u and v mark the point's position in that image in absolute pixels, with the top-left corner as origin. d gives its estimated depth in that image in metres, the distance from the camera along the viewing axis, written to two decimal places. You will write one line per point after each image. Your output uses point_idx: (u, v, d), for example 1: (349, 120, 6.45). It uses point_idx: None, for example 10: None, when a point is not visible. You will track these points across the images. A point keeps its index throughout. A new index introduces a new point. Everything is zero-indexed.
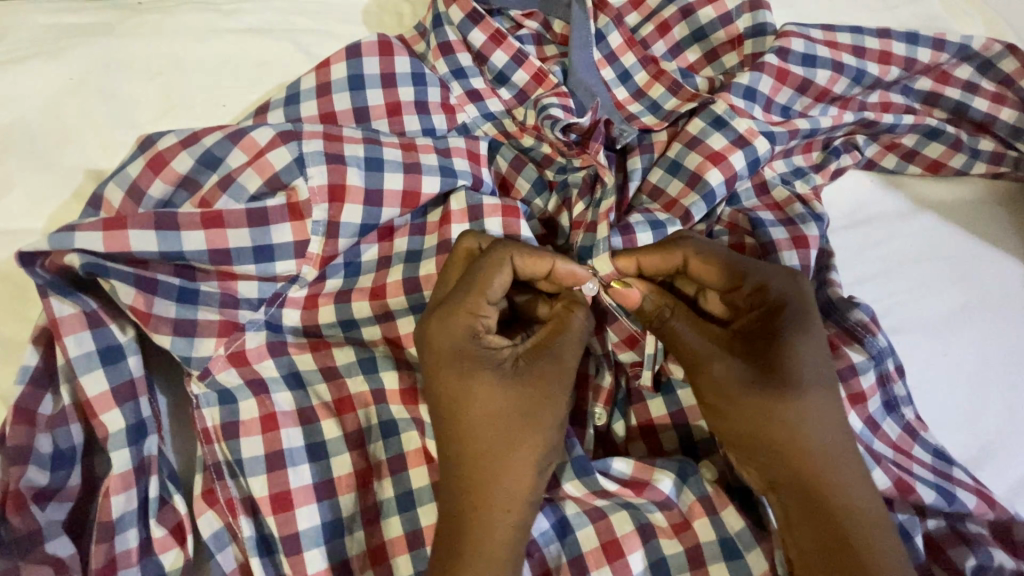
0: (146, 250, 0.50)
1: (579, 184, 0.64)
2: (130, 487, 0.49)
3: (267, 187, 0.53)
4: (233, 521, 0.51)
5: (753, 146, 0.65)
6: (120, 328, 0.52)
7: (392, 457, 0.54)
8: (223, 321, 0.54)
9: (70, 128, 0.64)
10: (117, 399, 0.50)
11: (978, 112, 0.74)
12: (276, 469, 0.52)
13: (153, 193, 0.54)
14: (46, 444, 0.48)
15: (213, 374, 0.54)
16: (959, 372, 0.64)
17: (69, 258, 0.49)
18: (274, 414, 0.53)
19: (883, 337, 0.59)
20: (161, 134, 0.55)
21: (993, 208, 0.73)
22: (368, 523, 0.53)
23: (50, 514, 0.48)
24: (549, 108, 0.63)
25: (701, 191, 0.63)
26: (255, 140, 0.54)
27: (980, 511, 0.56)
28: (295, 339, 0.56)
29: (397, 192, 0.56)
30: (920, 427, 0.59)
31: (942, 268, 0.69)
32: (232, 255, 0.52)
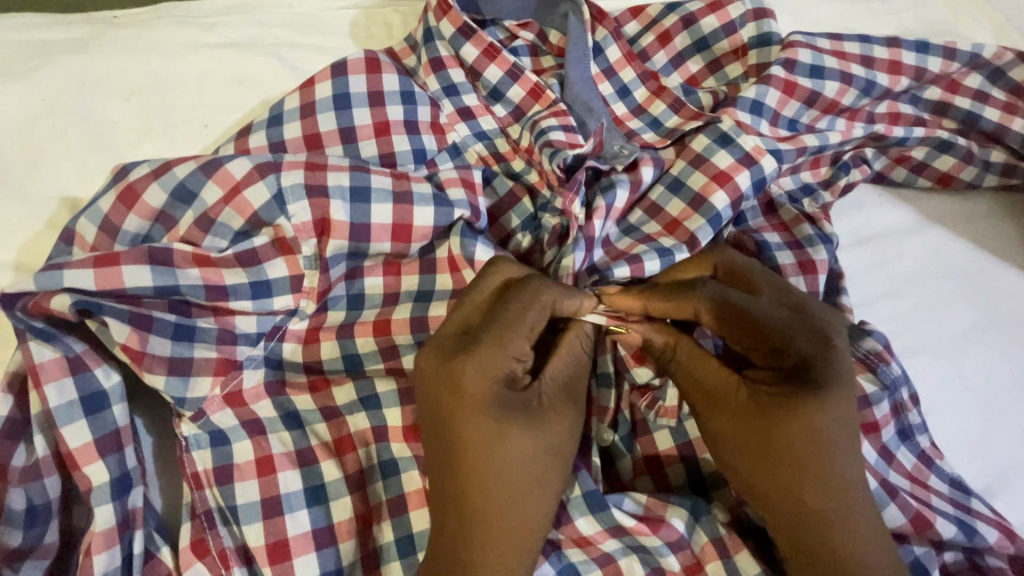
0: (143, 285, 0.47)
1: (549, 231, 0.60)
2: (113, 545, 0.46)
3: (250, 225, 0.50)
4: (225, 573, 0.48)
5: (759, 165, 0.62)
6: (104, 372, 0.48)
7: (391, 498, 0.51)
8: (222, 359, 0.50)
9: (42, 153, 0.60)
10: (100, 450, 0.46)
11: (989, 122, 0.72)
12: (273, 516, 0.49)
13: (129, 227, 0.51)
14: (18, 500, 0.44)
15: (207, 415, 0.50)
16: (975, 394, 0.62)
17: (58, 301, 0.45)
18: (269, 457, 0.50)
19: (897, 365, 0.56)
20: (134, 164, 0.52)
21: (1002, 222, 0.71)
22: (368, 570, 0.50)
23: (26, 574, 0.45)
24: (549, 132, 0.61)
25: (706, 214, 0.60)
26: (230, 173, 0.50)
27: (1001, 545, 0.53)
28: (294, 377, 0.52)
29: (386, 225, 0.52)
30: (935, 455, 0.57)
31: (953, 286, 0.67)
32: (228, 292, 0.50)
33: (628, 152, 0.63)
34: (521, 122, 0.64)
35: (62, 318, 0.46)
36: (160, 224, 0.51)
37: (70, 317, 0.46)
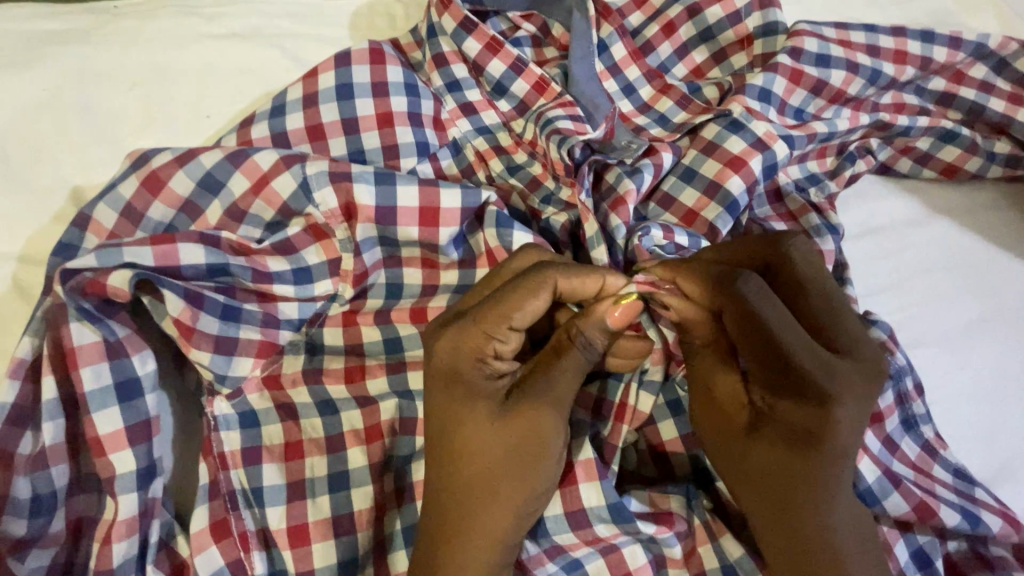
0: (196, 263, 0.48)
1: (558, 227, 0.59)
2: (132, 534, 0.46)
3: (281, 214, 0.51)
4: (246, 556, 0.48)
5: (772, 150, 0.62)
6: (141, 360, 0.48)
7: (404, 487, 0.51)
8: (263, 341, 0.51)
9: (46, 146, 0.60)
10: (130, 439, 0.47)
11: (995, 113, 0.71)
12: (296, 500, 0.49)
13: (153, 215, 0.51)
14: (24, 489, 0.45)
15: (244, 395, 0.51)
16: (981, 385, 0.62)
17: (114, 276, 0.46)
18: (299, 442, 0.51)
19: (902, 355, 0.57)
20: (156, 151, 0.52)
21: (1008, 212, 0.71)
22: (379, 559, 0.50)
23: (31, 564, 0.45)
24: (555, 121, 0.61)
25: (723, 201, 0.61)
26: (256, 163, 0.51)
27: (1004, 533, 0.53)
28: (331, 364, 0.52)
29: (414, 209, 0.52)
30: (940, 445, 0.57)
31: (960, 278, 0.67)
32: (273, 276, 0.50)
33: (635, 146, 0.62)
34: (526, 116, 0.64)
35: (110, 296, 0.46)
36: (185, 212, 0.51)
37: (121, 295, 0.46)
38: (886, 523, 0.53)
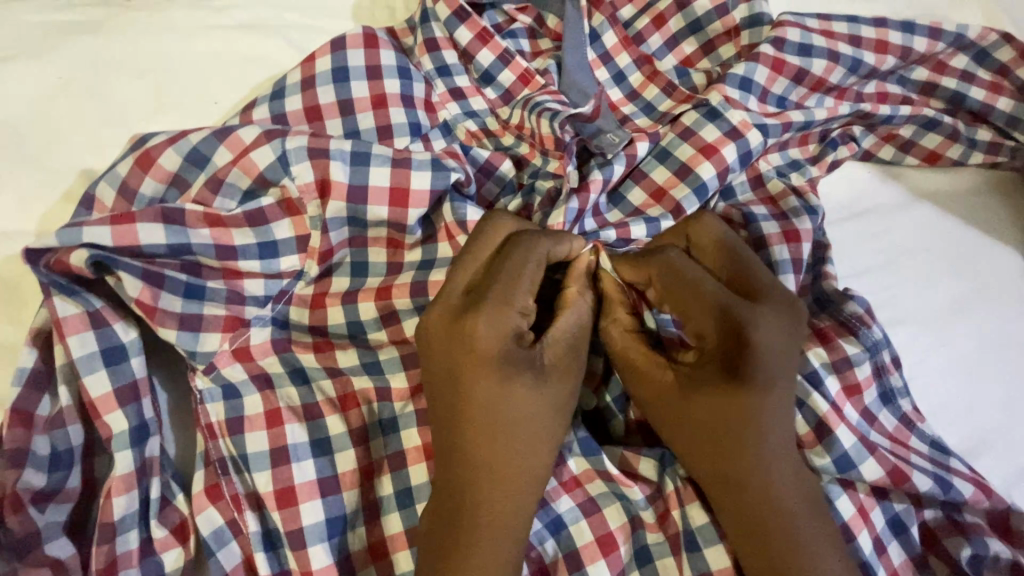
0: (156, 242, 0.50)
1: (542, 194, 0.64)
2: (131, 489, 0.48)
3: (257, 184, 0.53)
4: (239, 515, 0.49)
5: (746, 138, 0.65)
6: (123, 328, 0.50)
7: (392, 454, 0.53)
8: (229, 317, 0.53)
9: (60, 129, 0.63)
10: (119, 401, 0.48)
11: (975, 102, 0.74)
12: (280, 465, 0.50)
13: (145, 191, 0.54)
14: (43, 446, 0.47)
15: (218, 369, 0.52)
16: (958, 361, 0.64)
17: (74, 256, 0.48)
18: (277, 410, 0.52)
19: (879, 329, 0.59)
20: (152, 134, 0.55)
21: (988, 197, 0.74)
22: (369, 518, 0.52)
23: (50, 516, 0.46)
24: (544, 103, 0.64)
25: (692, 184, 0.64)
26: (241, 138, 0.53)
27: (976, 500, 0.54)
28: (299, 336, 0.55)
29: (383, 188, 0.54)
30: (917, 418, 0.59)
31: (938, 260, 0.69)
32: (238, 251, 0.52)
33: (620, 138, 0.65)
34: (511, 104, 0.67)
35: (77, 275, 0.48)
36: (173, 186, 0.54)
37: (86, 273, 0.48)
38: (862, 489, 0.55)
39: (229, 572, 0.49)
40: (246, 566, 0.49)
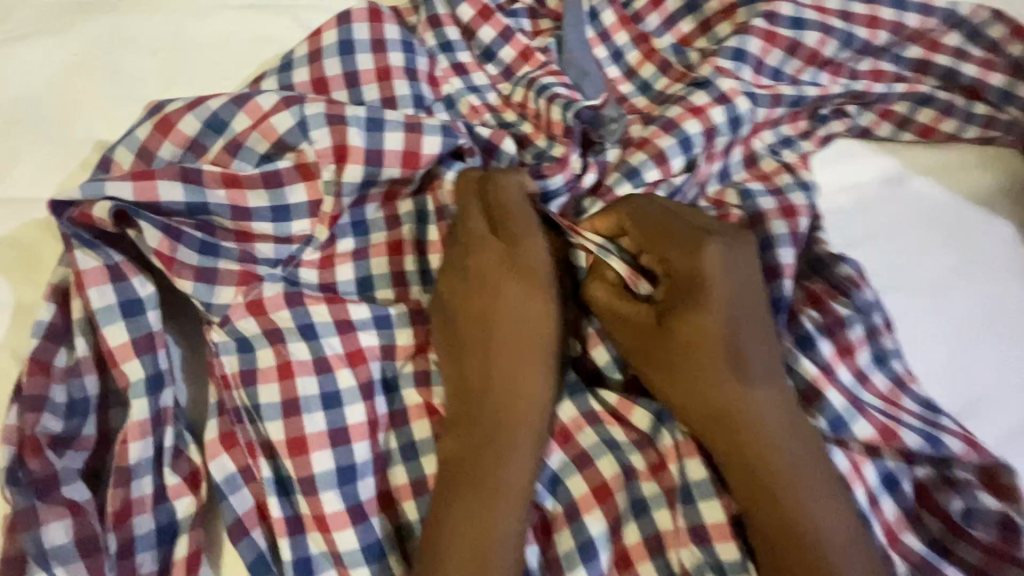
0: (175, 198, 0.52)
1: (552, 172, 0.64)
2: (146, 436, 0.49)
3: (275, 149, 0.56)
4: (253, 462, 0.50)
5: (734, 103, 0.68)
6: (140, 282, 0.51)
7: (394, 411, 0.54)
8: (244, 271, 0.54)
9: (75, 101, 0.65)
10: (136, 350, 0.49)
11: (968, 78, 0.75)
12: (292, 415, 0.52)
13: (164, 154, 0.55)
14: (60, 393, 0.48)
15: (232, 322, 0.54)
16: (955, 327, 0.64)
17: (99, 207, 0.50)
18: (289, 362, 0.53)
19: (869, 293, 0.61)
20: (170, 100, 0.57)
21: (982, 173, 0.74)
22: (377, 472, 0.52)
23: (68, 461, 0.47)
24: (551, 87, 0.67)
25: (676, 135, 0.66)
26: (259, 104, 0.55)
27: (967, 456, 0.55)
28: (311, 291, 0.56)
29: (397, 152, 0.56)
30: (909, 379, 0.60)
31: (933, 230, 0.70)
32: (251, 213, 0.54)
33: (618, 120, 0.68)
34: (512, 80, 0.70)
35: (101, 225, 0.51)
36: (190, 151, 0.56)
37: (110, 224, 0.51)
38: (855, 447, 0.57)
39: (242, 514, 0.49)
40: (257, 512, 0.50)
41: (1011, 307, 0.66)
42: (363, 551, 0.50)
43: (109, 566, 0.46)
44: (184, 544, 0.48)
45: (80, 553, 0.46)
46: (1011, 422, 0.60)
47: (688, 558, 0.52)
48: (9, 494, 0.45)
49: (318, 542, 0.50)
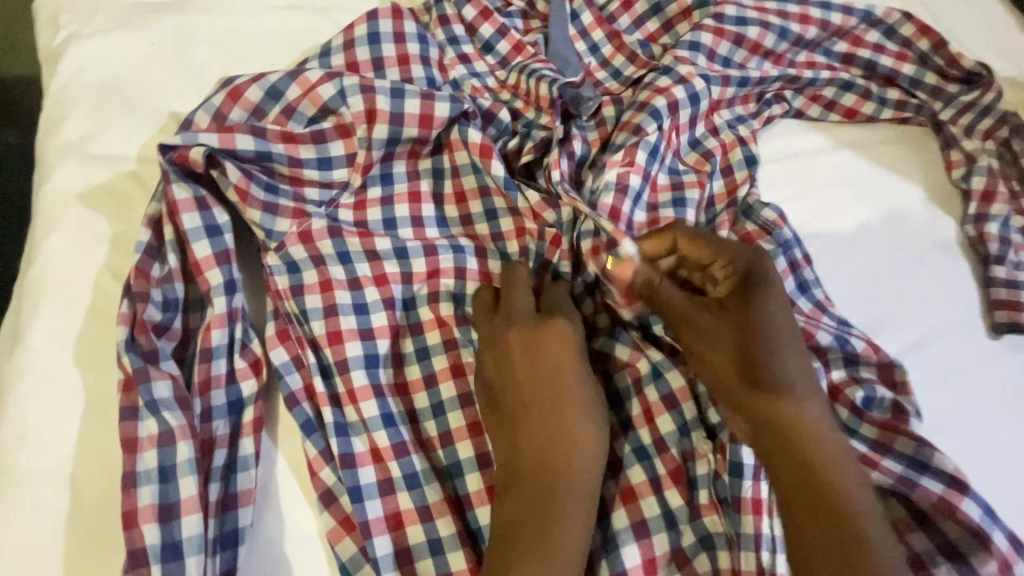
0: (248, 148, 0.66)
1: (536, 140, 0.79)
2: (224, 326, 0.63)
3: (320, 112, 0.71)
4: (301, 351, 0.65)
5: (691, 84, 0.82)
6: (219, 212, 0.66)
7: (412, 323, 0.68)
8: (296, 208, 0.69)
9: (153, 82, 0.80)
10: (216, 261, 0.64)
11: (885, 67, 0.91)
12: (331, 317, 0.66)
13: (233, 117, 0.71)
14: (157, 295, 0.62)
15: (287, 248, 0.68)
16: (865, 266, 0.79)
17: (193, 151, 0.64)
18: (329, 280, 0.67)
19: (789, 231, 0.75)
20: (238, 75, 0.72)
21: (899, 147, 0.89)
22: (394, 364, 0.67)
23: (164, 343, 0.62)
24: (539, 70, 0.81)
25: (648, 112, 0.79)
26: (308, 78, 0.71)
27: (866, 353, 0.69)
28: (349, 227, 0.71)
29: (415, 116, 0.72)
30: (828, 303, 0.73)
31: (852, 190, 0.85)
32: (303, 162, 0.69)
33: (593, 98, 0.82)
34: (507, 68, 0.85)
35: (192, 165, 0.65)
36: (253, 114, 0.71)
37: (199, 165, 0.65)
38: None
39: (295, 390, 0.63)
40: (306, 391, 0.64)
41: (914, 251, 0.81)
42: (381, 418, 0.63)
43: (196, 421, 0.60)
44: (249, 412, 0.62)
45: (178, 405, 0.59)
46: (908, 337, 0.75)
47: (661, 429, 0.66)
48: (124, 357, 0.58)
49: (352, 414, 0.63)
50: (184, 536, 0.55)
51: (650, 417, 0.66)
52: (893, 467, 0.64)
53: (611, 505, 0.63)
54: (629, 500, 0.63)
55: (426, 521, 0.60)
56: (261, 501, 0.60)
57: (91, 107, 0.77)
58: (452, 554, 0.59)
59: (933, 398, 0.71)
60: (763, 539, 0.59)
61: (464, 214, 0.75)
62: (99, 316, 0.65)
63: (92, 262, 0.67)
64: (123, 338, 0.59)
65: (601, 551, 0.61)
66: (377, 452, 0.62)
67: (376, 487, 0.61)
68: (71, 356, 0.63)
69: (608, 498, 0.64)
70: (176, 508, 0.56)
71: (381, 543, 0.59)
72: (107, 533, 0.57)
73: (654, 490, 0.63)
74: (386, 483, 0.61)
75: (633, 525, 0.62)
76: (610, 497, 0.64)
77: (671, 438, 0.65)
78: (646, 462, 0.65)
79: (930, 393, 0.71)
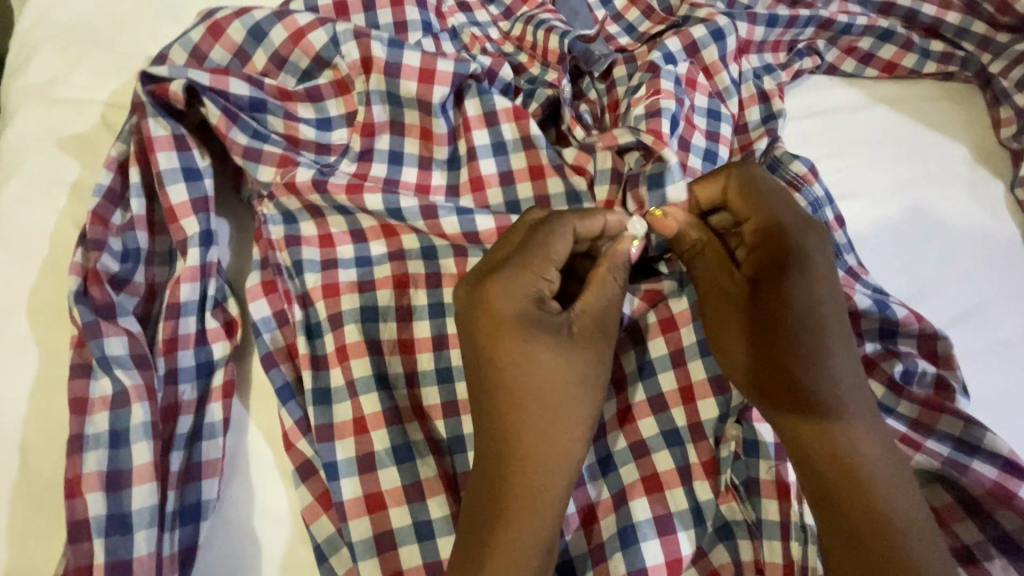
0: (241, 93, 0.60)
1: (541, 99, 0.69)
2: (196, 280, 0.57)
3: (314, 65, 0.62)
4: (288, 306, 0.58)
5: (715, 21, 0.73)
6: (200, 155, 0.60)
7: (430, 273, 0.59)
8: (283, 155, 0.60)
9: (126, 21, 0.72)
10: (193, 208, 0.58)
11: (927, 16, 0.82)
12: (329, 269, 0.59)
13: (214, 57, 0.64)
14: (116, 243, 0.57)
15: (277, 198, 0.60)
16: (907, 232, 0.71)
17: (173, 84, 0.58)
18: (331, 235, 0.60)
19: (819, 188, 0.67)
20: (221, 8, 0.64)
21: (944, 103, 0.80)
22: (401, 318, 0.58)
23: (123, 299, 0.56)
24: (547, 22, 0.72)
25: (659, 50, 0.71)
26: (296, 20, 0.62)
27: (907, 322, 0.61)
28: (336, 180, 0.59)
29: (415, 68, 0.61)
30: (861, 270, 0.66)
31: (893, 150, 0.76)
32: (299, 117, 0.61)
33: (604, 55, 0.72)
34: (512, 19, 0.75)
35: (172, 100, 0.58)
36: (236, 58, 0.64)
37: (179, 100, 0.58)
38: None
39: (273, 351, 0.57)
40: (286, 351, 0.58)
41: (961, 216, 0.73)
42: (375, 378, 0.56)
43: (157, 384, 0.54)
44: (219, 374, 0.56)
45: (134, 364, 0.53)
46: (953, 309, 0.68)
47: (700, 412, 0.57)
48: (74, 309, 0.53)
49: (338, 377, 0.56)
50: (134, 509, 0.50)
51: (688, 396, 0.57)
52: (938, 449, 0.57)
53: (632, 491, 0.55)
54: (654, 489, 0.55)
55: (414, 501, 0.54)
56: (229, 472, 0.54)
57: (57, 48, 0.71)
58: (442, 540, 0.53)
59: (976, 375, 0.65)
60: (791, 527, 0.54)
61: (469, 145, 0.63)
62: (56, 267, 0.59)
63: (51, 210, 0.61)
64: (74, 289, 0.54)
65: (618, 545, 0.53)
66: (361, 423, 0.55)
67: (357, 462, 0.54)
68: (25, 315, 0.57)
69: (626, 485, 0.56)
70: (127, 476, 0.51)
71: (359, 524, 0.53)
72: (49, 508, 0.51)
73: (683, 480, 0.55)
74: (367, 456, 0.54)
75: (656, 519, 0.54)
76: (629, 484, 0.56)
77: (709, 421, 0.56)
78: (676, 448, 0.56)
79: (974, 369, 0.65)
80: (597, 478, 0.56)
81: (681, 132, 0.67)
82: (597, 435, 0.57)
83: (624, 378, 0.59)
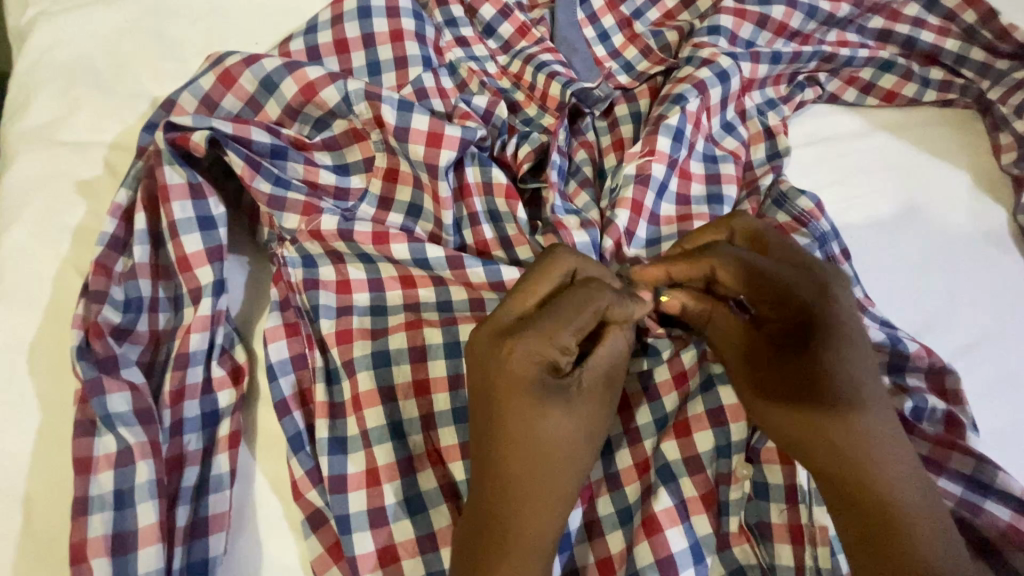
0: (263, 141, 0.60)
1: (534, 143, 0.68)
2: (206, 329, 0.56)
3: (328, 116, 0.62)
4: (309, 351, 0.58)
5: (718, 64, 0.72)
6: (215, 202, 0.59)
7: (443, 317, 0.59)
8: (307, 202, 0.60)
9: (127, 63, 0.72)
10: (208, 257, 0.58)
11: (927, 43, 0.82)
12: (344, 316, 0.59)
13: (225, 105, 0.63)
14: (118, 293, 0.56)
15: (300, 242, 0.60)
16: (914, 260, 0.71)
17: (196, 134, 0.58)
18: (347, 281, 0.59)
19: (826, 223, 0.67)
20: (229, 53, 0.64)
21: (945, 129, 0.80)
22: (414, 359, 0.58)
23: (126, 350, 0.56)
24: (549, 65, 0.72)
25: (674, 101, 0.69)
26: (306, 73, 0.61)
27: (917, 356, 0.61)
28: (361, 227, 0.59)
29: (422, 131, 0.61)
30: (869, 303, 0.65)
31: (896, 177, 0.76)
32: (320, 168, 0.62)
33: (605, 94, 0.72)
34: (511, 53, 0.75)
35: (192, 150, 0.58)
36: (248, 107, 0.63)
37: (200, 150, 0.58)
38: None
39: (286, 397, 0.56)
40: (300, 397, 0.57)
41: (965, 244, 0.73)
42: (388, 429, 0.56)
43: (163, 438, 0.53)
44: (225, 425, 0.55)
45: (138, 419, 0.53)
46: (960, 339, 0.68)
47: (699, 444, 0.56)
48: (76, 365, 0.52)
49: (352, 426, 0.56)
50: (140, 571, 0.49)
51: (684, 430, 0.57)
52: (950, 487, 0.57)
53: (634, 536, 0.54)
54: (653, 531, 0.53)
55: (428, 551, 0.53)
56: (236, 525, 0.54)
57: (59, 88, 0.70)
58: None
59: (983, 408, 0.64)
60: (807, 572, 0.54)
61: (471, 211, 0.63)
62: (59, 316, 0.58)
63: (53, 257, 0.61)
64: (76, 344, 0.53)
65: None
66: (374, 475, 0.54)
67: (367, 515, 0.53)
68: (24, 369, 0.56)
69: (631, 533, 0.55)
70: (133, 539, 0.50)
71: None
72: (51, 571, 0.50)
73: (681, 517, 0.54)
74: (380, 510, 0.53)
75: (658, 562, 0.53)
76: (634, 530, 0.54)
77: (708, 456, 0.56)
78: (673, 485, 0.55)
79: (980, 401, 0.65)
80: (616, 529, 0.55)
81: (675, 188, 0.68)
82: (612, 485, 0.56)
83: (637, 429, 0.58)
